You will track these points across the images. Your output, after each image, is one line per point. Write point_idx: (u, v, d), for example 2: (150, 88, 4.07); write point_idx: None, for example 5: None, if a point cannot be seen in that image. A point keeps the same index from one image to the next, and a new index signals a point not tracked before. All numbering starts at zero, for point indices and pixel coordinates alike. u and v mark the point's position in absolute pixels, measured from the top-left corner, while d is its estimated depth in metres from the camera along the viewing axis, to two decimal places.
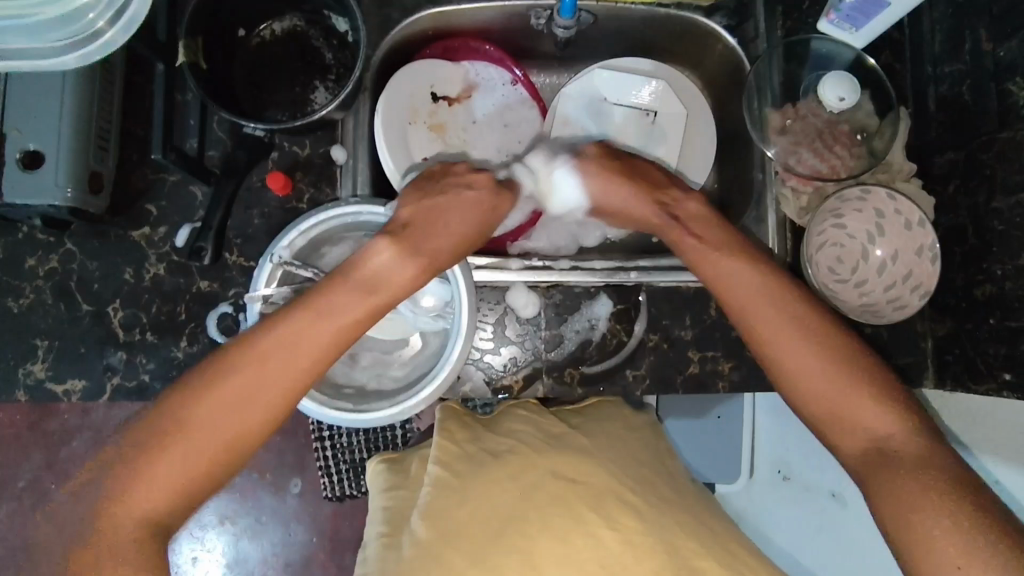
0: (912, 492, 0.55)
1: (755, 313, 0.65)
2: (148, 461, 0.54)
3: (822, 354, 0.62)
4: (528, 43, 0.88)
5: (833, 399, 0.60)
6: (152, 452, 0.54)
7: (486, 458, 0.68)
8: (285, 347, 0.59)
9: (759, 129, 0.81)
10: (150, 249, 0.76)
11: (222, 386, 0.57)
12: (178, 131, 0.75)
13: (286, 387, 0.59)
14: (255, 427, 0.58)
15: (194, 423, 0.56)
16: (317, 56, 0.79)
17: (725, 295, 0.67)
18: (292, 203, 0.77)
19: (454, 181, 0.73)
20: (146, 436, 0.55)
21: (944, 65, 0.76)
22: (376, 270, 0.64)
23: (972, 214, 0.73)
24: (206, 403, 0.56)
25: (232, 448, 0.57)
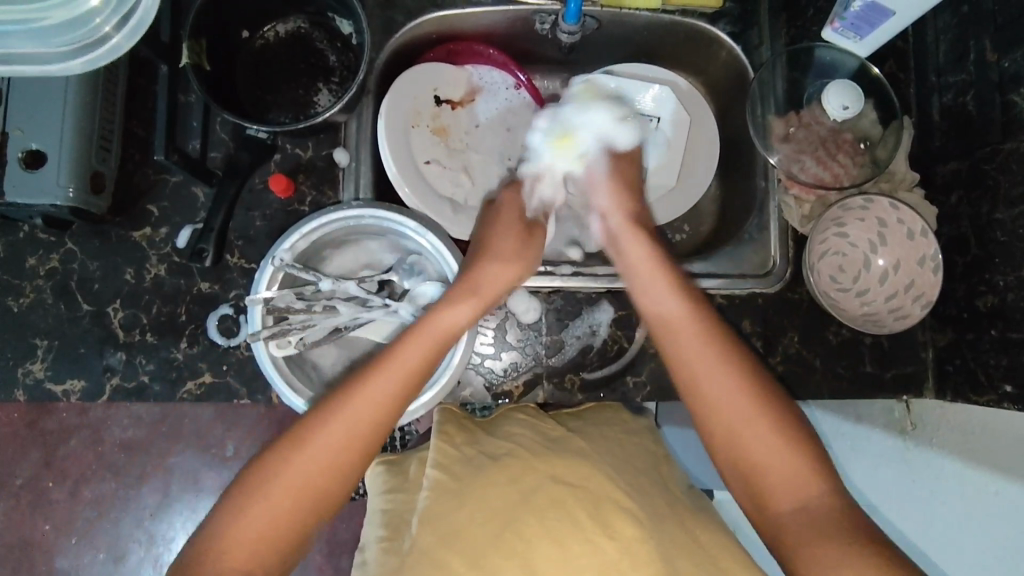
0: (834, 552, 0.53)
1: (687, 350, 0.64)
2: (276, 502, 0.56)
3: (747, 397, 0.61)
4: (532, 48, 0.88)
5: (752, 445, 0.60)
6: (271, 495, 0.56)
7: (487, 463, 0.68)
8: (358, 403, 0.59)
9: (762, 136, 0.81)
10: (151, 250, 0.76)
11: (321, 440, 0.57)
12: (180, 132, 0.75)
13: (359, 444, 0.59)
14: (334, 485, 0.58)
15: (303, 471, 0.56)
16: (321, 58, 0.79)
17: (664, 329, 0.66)
18: (294, 205, 0.77)
19: (502, 227, 0.76)
20: (268, 474, 0.56)
21: (948, 75, 0.76)
22: (451, 323, 0.65)
23: (974, 225, 0.72)
24: (315, 451, 0.57)
25: (314, 505, 0.57)
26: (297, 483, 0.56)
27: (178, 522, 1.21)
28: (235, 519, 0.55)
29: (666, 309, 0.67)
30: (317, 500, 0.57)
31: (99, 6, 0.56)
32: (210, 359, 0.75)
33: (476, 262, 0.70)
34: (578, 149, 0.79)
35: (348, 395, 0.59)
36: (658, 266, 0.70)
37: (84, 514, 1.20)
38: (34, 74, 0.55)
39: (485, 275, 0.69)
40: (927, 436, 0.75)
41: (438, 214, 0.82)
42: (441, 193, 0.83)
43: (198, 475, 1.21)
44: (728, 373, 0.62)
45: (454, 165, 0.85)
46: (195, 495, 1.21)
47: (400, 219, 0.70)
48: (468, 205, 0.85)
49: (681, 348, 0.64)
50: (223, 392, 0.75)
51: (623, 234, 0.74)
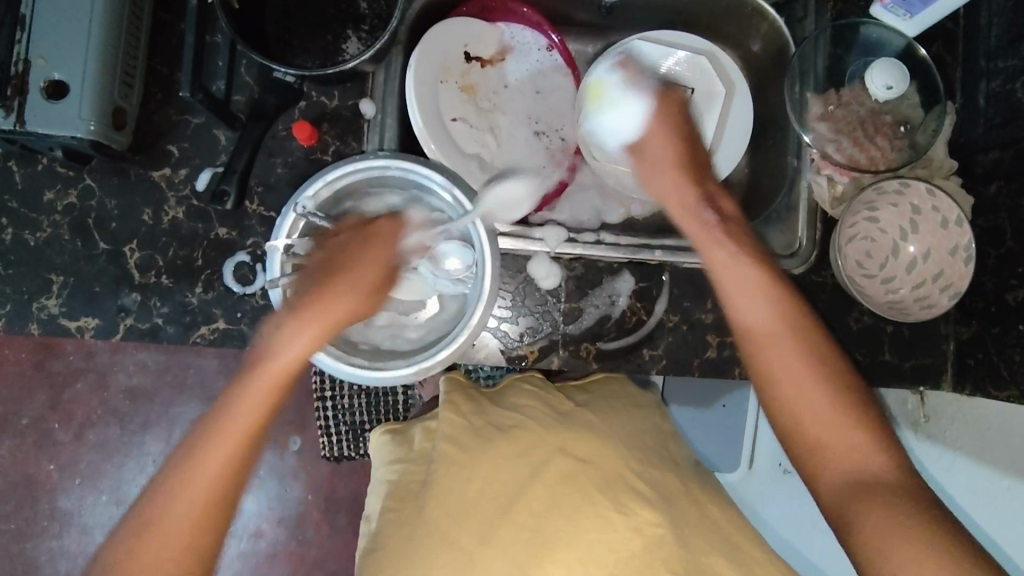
0: (886, 503, 0.54)
1: (777, 358, 0.61)
2: (161, 551, 0.54)
3: (813, 370, 0.60)
4: (567, 9, 0.86)
5: (829, 432, 0.58)
6: (149, 543, 0.55)
7: (492, 431, 0.67)
8: (233, 419, 0.57)
9: (798, 114, 0.78)
10: (170, 192, 0.75)
11: (192, 465, 0.56)
12: (205, 72, 0.73)
13: (224, 462, 0.57)
14: (217, 508, 0.57)
15: (185, 508, 0.55)
16: (352, 5, 0.77)
17: (759, 358, 0.62)
18: (316, 154, 0.76)
19: (359, 248, 0.64)
20: (150, 528, 0.55)
21: (998, 59, 0.74)
22: (288, 359, 0.58)
23: (1012, 217, 0.71)
24: (190, 483, 0.56)
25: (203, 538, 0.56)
26: (174, 519, 0.55)
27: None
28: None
29: (764, 329, 0.62)
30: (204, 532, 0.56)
31: None
32: (225, 305, 0.75)
33: (317, 285, 0.61)
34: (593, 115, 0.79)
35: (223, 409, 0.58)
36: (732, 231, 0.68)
37: (89, 456, 1.21)
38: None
39: (331, 297, 0.60)
40: (941, 430, 0.75)
41: (465, 172, 0.80)
42: (466, 152, 0.82)
43: None
44: (803, 359, 0.60)
45: (481, 125, 0.84)
46: None
47: (425, 173, 0.68)
48: (495, 164, 0.84)
49: (768, 354, 0.61)
50: (237, 339, 0.74)
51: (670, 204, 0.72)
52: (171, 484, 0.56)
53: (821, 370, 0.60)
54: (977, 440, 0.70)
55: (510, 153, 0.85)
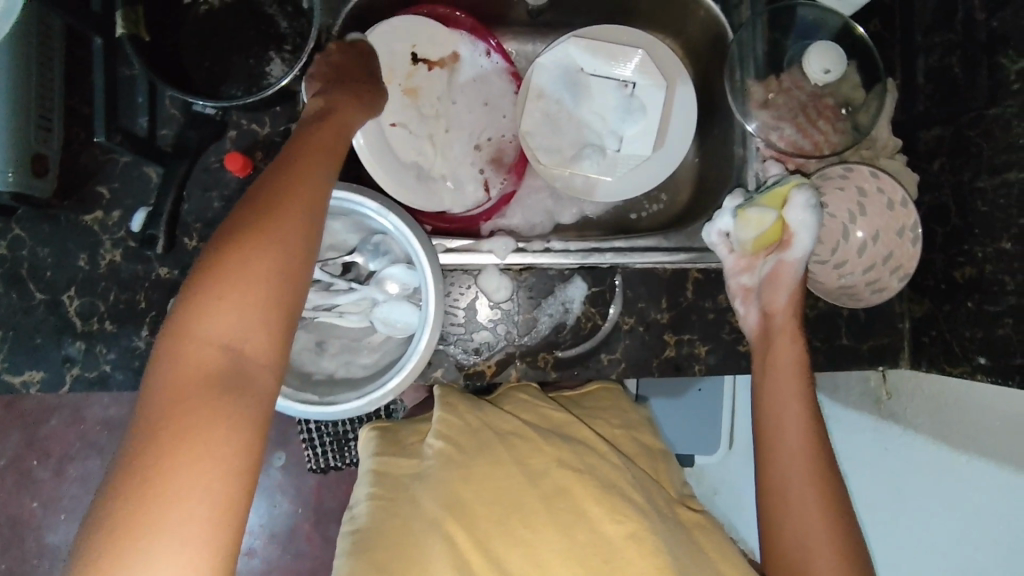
0: None
1: (776, 417, 0.67)
2: (190, 452, 0.41)
3: (807, 438, 0.65)
4: (500, 10, 0.84)
5: (794, 496, 0.63)
6: (169, 438, 0.41)
7: (490, 436, 0.65)
8: (242, 260, 0.47)
9: (740, 102, 0.78)
10: (104, 235, 0.73)
11: (218, 308, 0.45)
12: (126, 110, 0.70)
13: (257, 280, 0.46)
14: (240, 352, 0.45)
15: (233, 322, 0.45)
16: (271, 25, 0.74)
17: (763, 390, 0.69)
18: (253, 184, 0.74)
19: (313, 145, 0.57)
20: (159, 398, 0.43)
21: (934, 34, 0.73)
22: (254, 298, 0.46)
23: (955, 194, 0.70)
24: (233, 302, 0.46)
25: (221, 395, 0.43)
26: (221, 337, 0.45)
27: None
28: (143, 481, 0.40)
29: (773, 381, 0.68)
30: (224, 399, 0.43)
31: None
32: None
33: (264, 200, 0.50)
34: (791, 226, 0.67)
35: (245, 244, 0.47)
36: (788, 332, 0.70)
37: (71, 490, 1.20)
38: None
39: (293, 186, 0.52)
40: (901, 408, 0.76)
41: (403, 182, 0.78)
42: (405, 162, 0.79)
43: None
44: (797, 423, 0.66)
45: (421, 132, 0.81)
46: None
47: (360, 200, 0.65)
48: (433, 174, 0.81)
49: (767, 408, 0.68)
50: None
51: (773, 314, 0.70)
52: (203, 323, 0.45)
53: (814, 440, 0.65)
54: (934, 417, 0.71)
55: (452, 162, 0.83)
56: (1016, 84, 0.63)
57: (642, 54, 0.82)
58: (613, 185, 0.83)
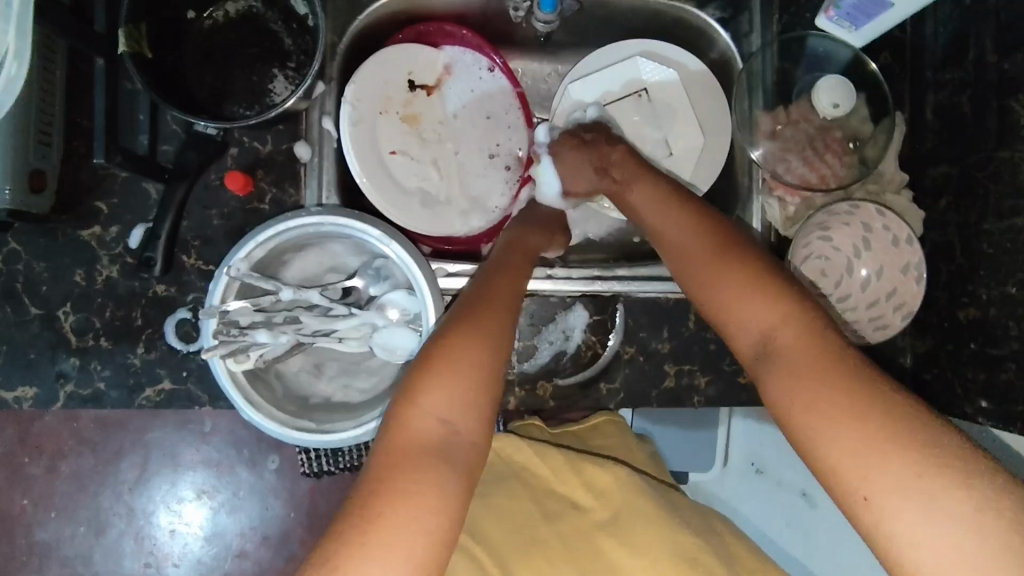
0: (874, 466, 0.43)
1: (722, 304, 0.56)
2: (385, 535, 0.47)
3: (757, 301, 0.54)
4: (507, 29, 0.83)
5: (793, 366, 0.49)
6: (374, 521, 0.47)
7: (506, 471, 0.71)
8: (463, 344, 0.55)
9: (747, 132, 0.78)
10: (101, 250, 0.72)
11: (426, 390, 0.52)
12: (125, 125, 0.69)
13: (464, 362, 0.54)
14: (451, 432, 0.52)
15: (441, 401, 0.52)
16: (275, 42, 0.73)
17: (704, 290, 0.59)
18: (253, 203, 0.73)
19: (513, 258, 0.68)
20: (373, 473, 0.50)
21: (944, 72, 0.72)
22: (460, 359, 0.54)
23: (961, 234, 0.70)
24: (447, 383, 0.53)
25: (430, 460, 0.50)
26: (437, 417, 0.52)
27: (158, 495, 1.20)
28: (370, 513, 0.48)
29: (699, 270, 0.60)
30: (423, 483, 0.49)
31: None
32: (169, 365, 0.72)
33: (485, 277, 0.64)
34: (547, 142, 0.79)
35: (445, 334, 0.56)
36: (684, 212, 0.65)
37: (62, 488, 1.19)
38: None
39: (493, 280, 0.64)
40: None
41: (403, 210, 0.77)
42: (406, 187, 0.78)
43: (176, 449, 1.20)
44: (739, 295, 0.55)
45: (423, 157, 0.80)
46: (175, 469, 1.20)
47: (361, 227, 0.65)
48: (441, 198, 0.80)
49: (718, 298, 0.57)
50: (184, 399, 0.72)
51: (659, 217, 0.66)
52: (423, 401, 0.52)
53: (765, 301, 0.53)
54: None
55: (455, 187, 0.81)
56: None
57: (643, 60, 0.80)
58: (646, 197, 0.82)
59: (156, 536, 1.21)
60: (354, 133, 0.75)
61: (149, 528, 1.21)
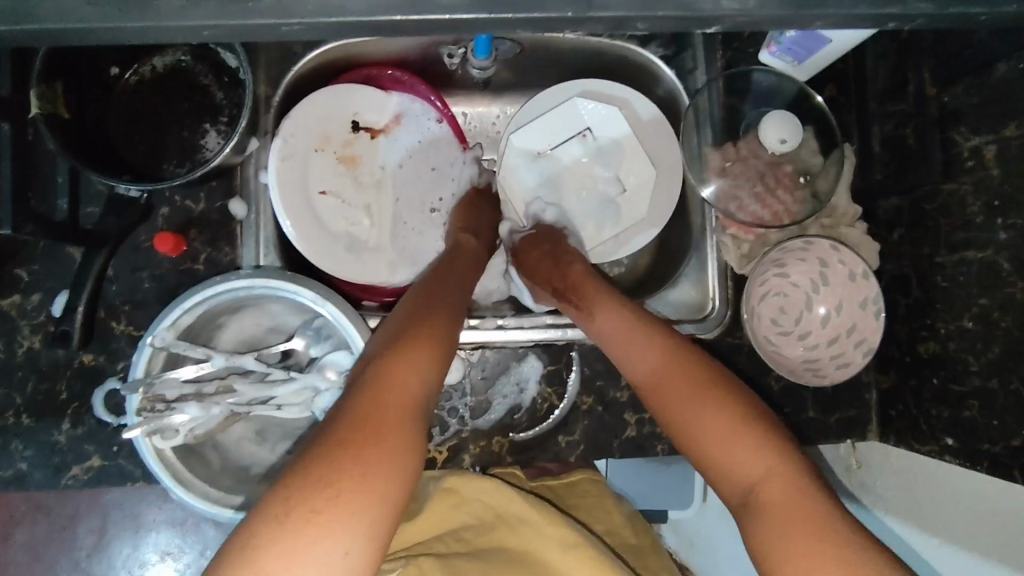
0: None
1: (692, 426, 0.57)
2: (361, 478, 0.44)
3: (732, 428, 0.55)
4: (450, 73, 0.81)
5: (777, 500, 0.50)
6: (352, 460, 0.44)
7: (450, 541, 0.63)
8: (434, 334, 0.57)
9: (697, 170, 0.77)
10: (22, 321, 0.68)
11: (403, 361, 0.53)
12: (44, 189, 0.66)
13: (439, 351, 0.56)
14: (425, 407, 0.52)
15: (422, 361, 0.54)
16: (206, 95, 0.71)
17: (666, 412, 0.59)
18: (186, 264, 0.69)
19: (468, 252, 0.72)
20: (350, 413, 0.48)
21: (888, 103, 0.71)
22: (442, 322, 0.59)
23: (916, 267, 0.69)
24: (424, 346, 0.55)
25: (410, 400, 0.50)
26: (419, 375, 0.53)
27: (119, 560, 1.12)
28: (353, 428, 0.46)
29: (665, 385, 0.60)
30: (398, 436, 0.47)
31: None
32: (98, 440, 0.68)
33: (445, 264, 0.69)
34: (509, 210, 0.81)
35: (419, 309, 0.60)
36: (629, 322, 0.64)
37: (8, 563, 1.12)
38: None
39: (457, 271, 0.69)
40: (873, 481, 0.73)
41: (330, 255, 0.74)
42: (333, 231, 0.75)
43: (137, 512, 1.12)
44: (712, 417, 0.56)
45: (354, 201, 0.77)
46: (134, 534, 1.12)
47: (296, 289, 0.61)
48: (368, 244, 0.77)
49: (683, 418, 0.58)
50: (115, 476, 0.68)
51: (596, 305, 0.67)
52: (406, 359, 0.53)
53: (741, 432, 0.55)
54: (909, 492, 0.68)
55: (385, 233, 0.78)
56: (970, 161, 0.61)
57: (589, 100, 0.78)
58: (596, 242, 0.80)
59: None
60: (283, 169, 0.71)
61: None
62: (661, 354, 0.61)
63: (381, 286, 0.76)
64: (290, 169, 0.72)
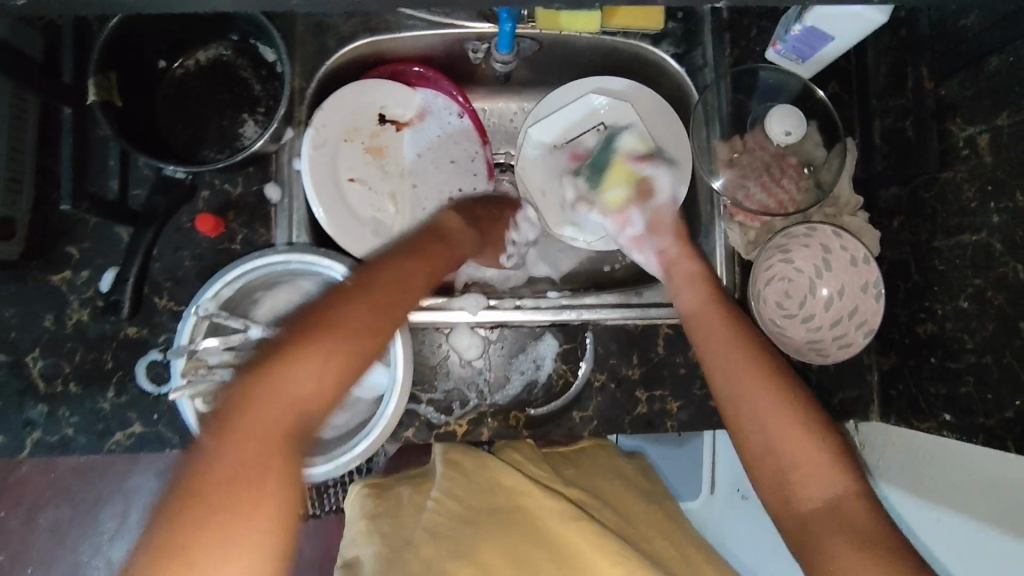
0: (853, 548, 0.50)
1: (723, 371, 0.62)
2: (232, 516, 0.40)
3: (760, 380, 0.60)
4: (472, 69, 0.86)
5: (789, 445, 0.56)
6: (208, 500, 0.40)
7: (483, 495, 0.69)
8: (353, 324, 0.48)
9: (706, 162, 0.81)
10: (72, 295, 0.72)
11: (284, 372, 0.44)
12: (96, 171, 0.71)
13: (341, 357, 0.46)
14: (301, 416, 0.45)
15: (312, 374, 0.45)
16: (245, 88, 0.76)
17: (705, 347, 0.65)
18: (224, 244, 0.74)
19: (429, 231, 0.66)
20: (220, 432, 0.42)
21: (888, 98, 0.75)
22: (347, 320, 0.48)
23: (914, 252, 0.72)
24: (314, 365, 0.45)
25: (291, 422, 0.44)
26: (294, 389, 0.44)
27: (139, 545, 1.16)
28: (235, 452, 0.42)
29: (708, 329, 0.65)
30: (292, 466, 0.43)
31: None
32: (139, 407, 0.72)
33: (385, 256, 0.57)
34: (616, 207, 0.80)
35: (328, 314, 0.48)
36: (688, 274, 0.71)
37: (37, 543, 1.15)
38: None
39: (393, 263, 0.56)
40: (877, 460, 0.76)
41: (357, 239, 0.78)
42: (361, 216, 0.79)
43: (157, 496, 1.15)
44: (744, 371, 0.61)
45: (381, 188, 0.82)
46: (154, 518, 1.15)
47: (329, 264, 0.66)
48: (392, 229, 0.81)
49: (715, 364, 0.63)
50: (154, 442, 0.72)
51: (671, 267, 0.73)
52: (296, 372, 0.44)
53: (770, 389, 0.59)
54: (911, 470, 0.70)
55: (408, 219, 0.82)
56: (964, 150, 0.65)
57: (602, 96, 0.83)
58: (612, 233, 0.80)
59: None
60: (316, 156, 0.76)
61: None
62: (703, 303, 0.68)
63: None
64: (322, 156, 0.77)
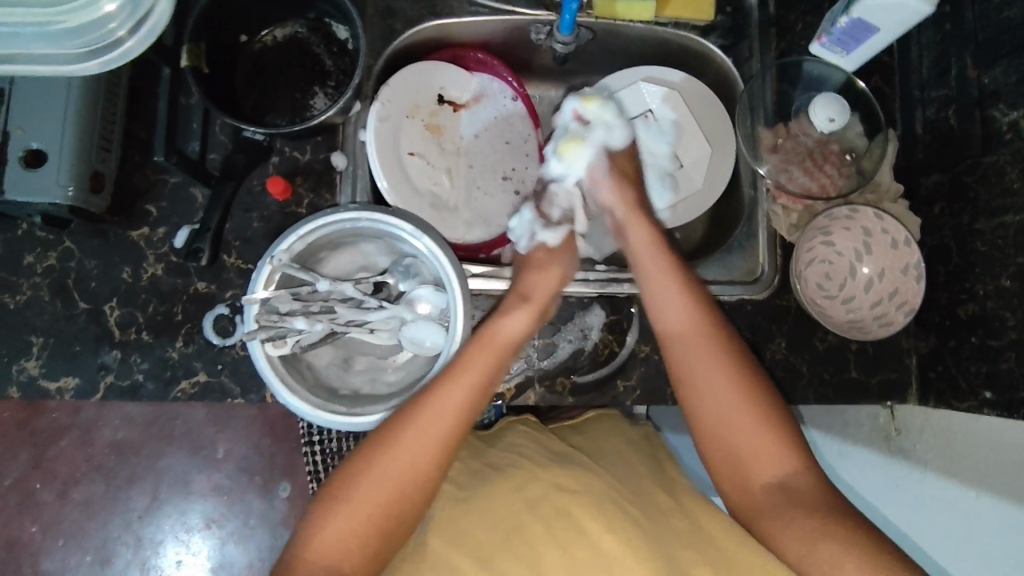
0: (804, 517, 0.60)
1: (691, 367, 0.68)
2: (341, 525, 0.62)
3: (724, 373, 0.67)
4: (527, 57, 0.90)
5: (752, 434, 0.65)
6: (336, 512, 0.63)
7: (488, 472, 0.71)
8: (445, 402, 0.66)
9: (751, 147, 0.83)
10: (148, 250, 0.77)
11: (391, 451, 0.64)
12: (180, 134, 0.76)
13: (453, 411, 0.65)
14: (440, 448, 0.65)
15: (401, 445, 0.64)
16: (318, 63, 0.81)
17: (679, 361, 0.69)
18: (291, 207, 0.78)
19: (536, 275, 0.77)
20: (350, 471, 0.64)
21: (930, 90, 0.78)
22: (458, 391, 0.66)
23: (956, 236, 0.74)
24: (408, 433, 0.64)
25: (395, 466, 0.63)
26: (398, 453, 0.64)
27: (166, 526, 1.19)
28: (354, 483, 0.63)
29: (675, 325, 0.70)
30: (380, 527, 0.63)
31: (111, 11, 0.57)
32: (205, 358, 0.76)
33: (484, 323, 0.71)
34: (581, 156, 0.80)
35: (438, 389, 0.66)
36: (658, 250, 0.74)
37: (72, 515, 1.18)
38: (44, 72, 0.56)
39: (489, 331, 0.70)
40: (909, 443, 0.76)
41: (417, 211, 0.82)
42: (420, 188, 0.84)
43: (188, 475, 1.20)
44: (711, 367, 0.67)
45: (438, 163, 0.86)
46: (184, 497, 1.20)
47: (396, 223, 0.69)
48: (449, 203, 0.86)
49: (689, 364, 0.68)
50: (217, 392, 0.75)
51: (629, 226, 0.77)
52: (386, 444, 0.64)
53: (742, 387, 0.66)
54: (945, 455, 0.71)
55: (463, 195, 0.87)
56: (1008, 134, 0.68)
57: (652, 84, 0.86)
58: (606, 183, 0.79)
59: (160, 567, 1.20)
60: (383, 129, 0.81)
61: (155, 558, 1.20)
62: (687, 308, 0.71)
63: (460, 242, 0.85)
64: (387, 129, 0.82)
